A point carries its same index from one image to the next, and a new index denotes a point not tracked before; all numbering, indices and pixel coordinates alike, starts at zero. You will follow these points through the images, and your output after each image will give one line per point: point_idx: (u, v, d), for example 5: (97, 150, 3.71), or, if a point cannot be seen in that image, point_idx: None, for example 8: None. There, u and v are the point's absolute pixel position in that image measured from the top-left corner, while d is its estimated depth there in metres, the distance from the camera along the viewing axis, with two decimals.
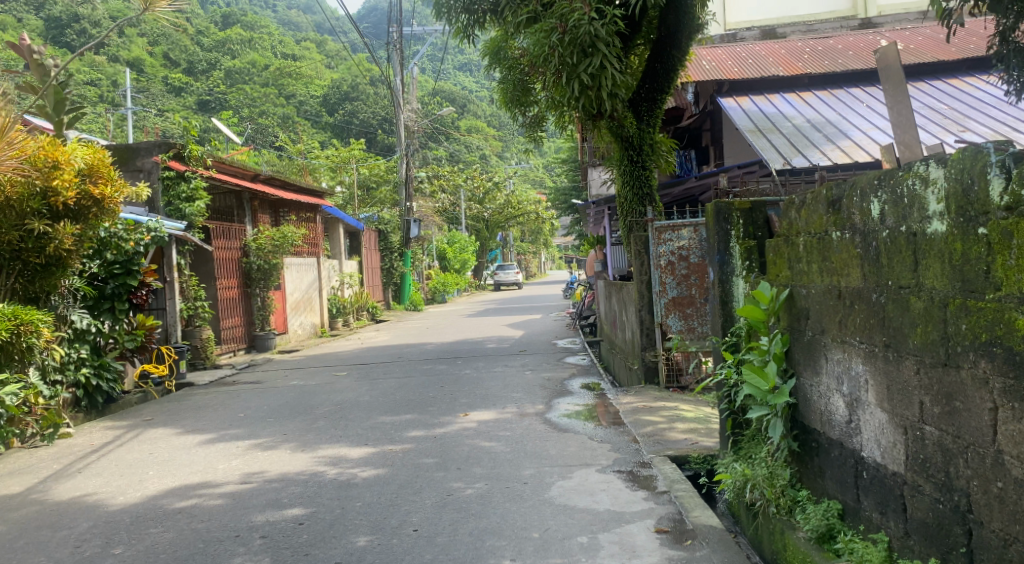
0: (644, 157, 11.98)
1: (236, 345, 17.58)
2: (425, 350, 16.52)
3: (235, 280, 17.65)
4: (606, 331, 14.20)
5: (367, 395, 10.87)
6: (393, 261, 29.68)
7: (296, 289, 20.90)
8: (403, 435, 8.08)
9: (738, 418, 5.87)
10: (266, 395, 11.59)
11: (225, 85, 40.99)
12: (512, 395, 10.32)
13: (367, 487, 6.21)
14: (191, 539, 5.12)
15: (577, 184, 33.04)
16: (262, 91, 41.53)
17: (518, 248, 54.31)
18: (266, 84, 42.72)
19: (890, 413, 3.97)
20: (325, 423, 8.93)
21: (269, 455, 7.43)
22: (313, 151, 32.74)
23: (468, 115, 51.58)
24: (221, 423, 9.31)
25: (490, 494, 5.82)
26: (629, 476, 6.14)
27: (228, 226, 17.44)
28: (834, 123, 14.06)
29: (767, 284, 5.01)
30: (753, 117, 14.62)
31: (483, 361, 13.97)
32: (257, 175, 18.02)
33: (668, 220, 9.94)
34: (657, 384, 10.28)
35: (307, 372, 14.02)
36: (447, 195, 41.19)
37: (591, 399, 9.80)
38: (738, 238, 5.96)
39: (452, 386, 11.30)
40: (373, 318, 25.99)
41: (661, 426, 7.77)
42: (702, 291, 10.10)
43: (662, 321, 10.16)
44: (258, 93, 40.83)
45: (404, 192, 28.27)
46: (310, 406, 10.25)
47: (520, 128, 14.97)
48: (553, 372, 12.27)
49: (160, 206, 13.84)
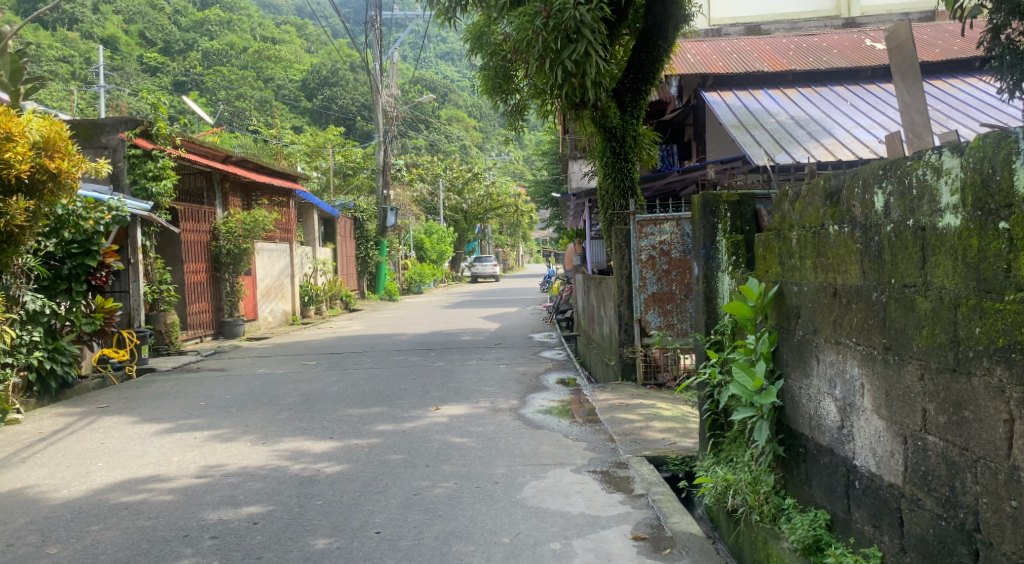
0: (627, 149, 11.70)
1: (202, 331, 17.22)
2: (398, 340, 16.22)
3: (202, 264, 17.31)
4: (584, 324, 13.89)
5: (335, 386, 10.57)
6: (369, 250, 29.34)
7: (267, 275, 20.53)
8: (370, 428, 7.79)
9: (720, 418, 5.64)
10: (231, 384, 11.27)
11: (202, 68, 40.50)
12: (486, 389, 10.04)
13: (329, 484, 5.92)
14: (136, 538, 4.82)
15: (557, 176, 32.77)
16: (240, 73, 41.06)
17: (496, 240, 54.00)
18: (244, 68, 42.25)
19: (888, 420, 3.73)
20: (289, 414, 8.63)
21: (228, 448, 7.13)
22: (289, 136, 32.35)
23: (449, 104, 51.24)
24: (181, 412, 8.99)
25: (458, 494, 5.54)
26: (605, 477, 5.86)
27: (197, 208, 17.06)
28: (818, 120, 13.87)
29: (756, 280, 4.76)
30: (737, 112, 14.39)
31: (457, 354, 13.69)
32: (229, 157, 17.63)
33: (650, 213, 9.66)
34: (635, 380, 10.05)
35: (276, 361, 13.69)
36: (426, 185, 40.84)
37: (567, 395, 9.54)
38: (725, 232, 5.73)
39: (423, 378, 11.02)
40: (347, 307, 25.65)
41: (638, 425, 7.51)
42: (682, 287, 9.86)
43: (641, 317, 9.91)
44: (236, 76, 40.34)
45: (381, 179, 27.93)
46: (275, 396, 9.95)
47: (502, 116, 14.69)
48: (528, 366, 12.01)
49: (126, 184, 13.80)
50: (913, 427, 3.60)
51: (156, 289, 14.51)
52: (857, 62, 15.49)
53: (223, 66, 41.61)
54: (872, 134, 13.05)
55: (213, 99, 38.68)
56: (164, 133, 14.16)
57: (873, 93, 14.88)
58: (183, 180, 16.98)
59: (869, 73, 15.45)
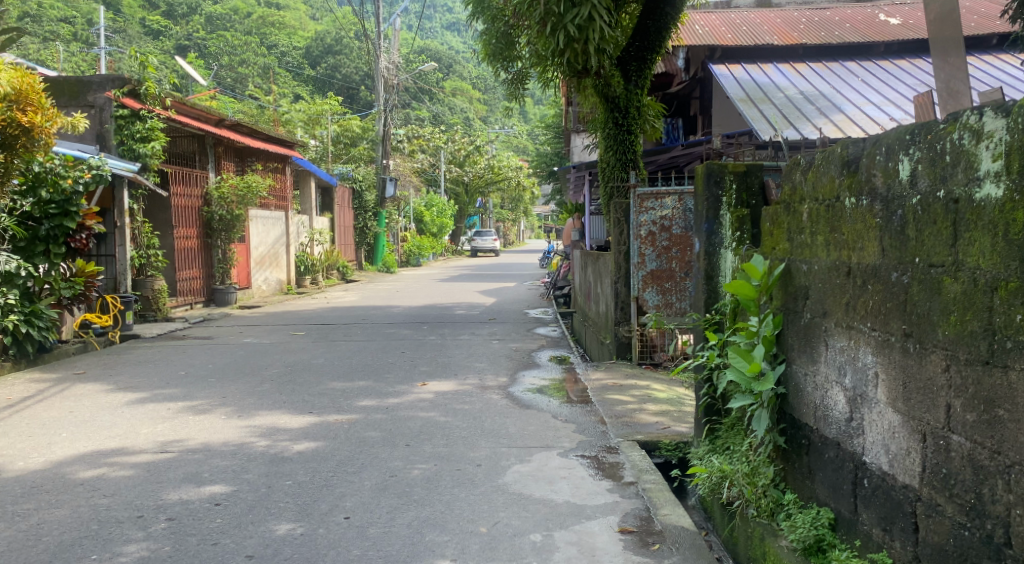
0: (629, 120, 11.49)
1: (193, 298, 16.92)
2: (391, 312, 15.88)
3: (194, 229, 16.99)
4: (580, 300, 13.58)
5: (320, 358, 10.24)
6: (367, 220, 28.93)
7: (261, 243, 20.18)
8: (351, 404, 7.46)
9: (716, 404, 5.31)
10: (215, 352, 10.94)
11: (204, 32, 40.04)
12: (476, 365, 9.71)
13: (301, 463, 5.60)
14: (85, 519, 4.51)
15: (559, 151, 32.29)
16: (242, 39, 40.59)
17: (498, 214, 53.51)
18: (247, 34, 41.78)
19: (904, 415, 3.38)
20: (269, 386, 8.30)
21: (200, 422, 6.80)
22: (289, 103, 31.92)
23: (453, 76, 50.66)
24: (158, 381, 8.67)
25: (437, 476, 5.21)
26: (593, 463, 5.52)
27: (188, 172, 16.71)
28: (828, 96, 13.48)
29: (761, 257, 4.39)
30: (745, 86, 14.01)
31: (450, 328, 13.35)
32: (222, 120, 17.27)
33: (651, 187, 9.29)
34: (630, 360, 9.75)
35: (264, 330, 13.35)
36: (427, 156, 40.35)
37: (559, 373, 9.21)
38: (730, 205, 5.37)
39: (412, 353, 10.68)
40: (344, 278, 25.31)
41: (631, 407, 7.17)
42: (682, 265, 9.50)
43: (638, 295, 9.57)
44: (239, 42, 39.86)
45: (380, 148, 27.50)
46: (258, 366, 9.65)
47: (503, 85, 14.31)
48: (521, 342, 11.67)
49: (114, 146, 13.62)
50: (935, 424, 3.25)
51: (143, 253, 14.20)
52: (871, 37, 15.08)
53: (226, 31, 41.11)
54: (883, 111, 12.63)
55: (215, 65, 38.26)
56: (153, 93, 14.00)
57: (886, 69, 14.46)
58: (173, 142, 16.60)
59: (882, 49, 15.05)
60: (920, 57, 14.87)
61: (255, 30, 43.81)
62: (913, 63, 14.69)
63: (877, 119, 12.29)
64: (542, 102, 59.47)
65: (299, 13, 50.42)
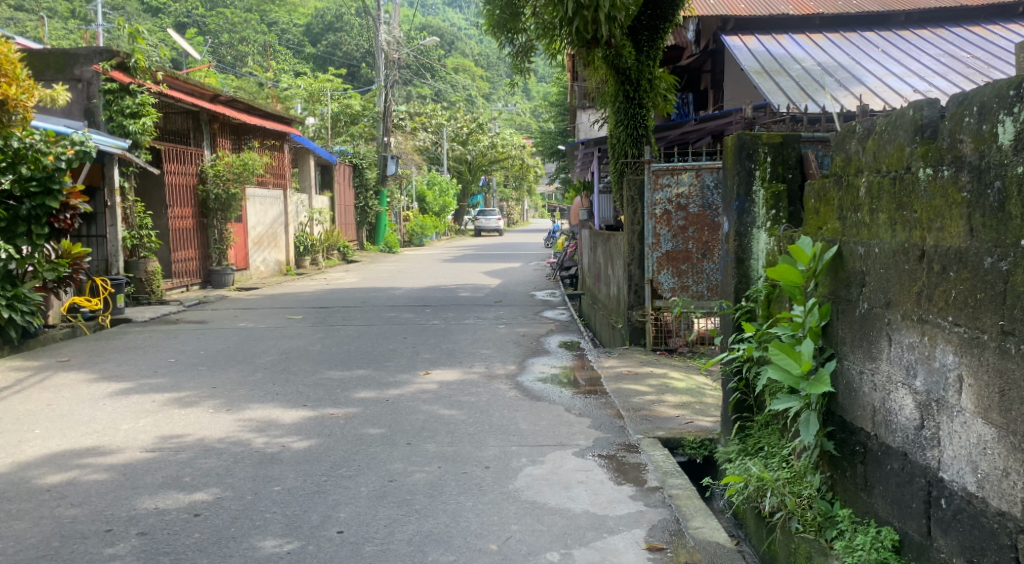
0: (641, 94, 11.05)
1: (189, 280, 16.46)
2: (392, 294, 15.37)
3: (190, 209, 16.50)
4: (587, 282, 13.41)
5: (317, 344, 9.74)
6: (368, 200, 28.32)
7: (259, 223, 19.65)
8: (349, 396, 6.96)
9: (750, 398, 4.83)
10: (208, 338, 10.44)
11: (204, 9, 39.50)
12: (481, 351, 9.21)
13: (293, 464, 5.11)
14: (46, 533, 4.04)
15: (564, 128, 31.68)
16: (242, 16, 39.93)
17: (501, 194, 52.82)
18: (247, 12, 41.16)
19: (999, 427, 2.90)
20: (262, 376, 7.81)
21: (186, 416, 6.31)
22: (288, 79, 31.37)
23: (456, 53, 49.93)
24: (146, 370, 8.18)
25: (440, 482, 4.72)
26: (611, 464, 5.02)
27: (183, 149, 16.19)
28: (847, 67, 12.95)
29: (808, 239, 3.88)
30: (760, 58, 13.51)
31: (453, 311, 12.84)
32: (217, 96, 16.77)
33: (668, 162, 8.82)
34: (643, 346, 9.26)
35: (260, 313, 12.85)
36: (429, 134, 39.68)
37: (569, 361, 8.72)
38: (763, 179, 4.91)
39: (414, 338, 10.18)
40: (345, 258, 24.79)
41: (649, 399, 6.66)
42: (699, 246, 8.99)
43: (653, 278, 9.09)
44: (238, 19, 39.19)
45: (381, 125, 26.93)
46: (252, 353, 9.15)
47: (507, 59, 13.79)
48: (529, 326, 11.17)
49: (102, 121, 13.40)
50: None
51: (135, 234, 13.72)
52: (890, 7, 14.56)
53: (225, 9, 40.50)
54: (906, 83, 12.08)
55: (215, 43, 37.71)
56: (142, 67, 13.66)
57: (907, 40, 13.91)
58: (166, 118, 16.13)
59: (900, 20, 14.57)
60: (941, 26, 14.32)
61: (255, 7, 43.21)
62: (934, 32, 14.15)
63: (899, 91, 11.75)
64: (545, 79, 58.74)
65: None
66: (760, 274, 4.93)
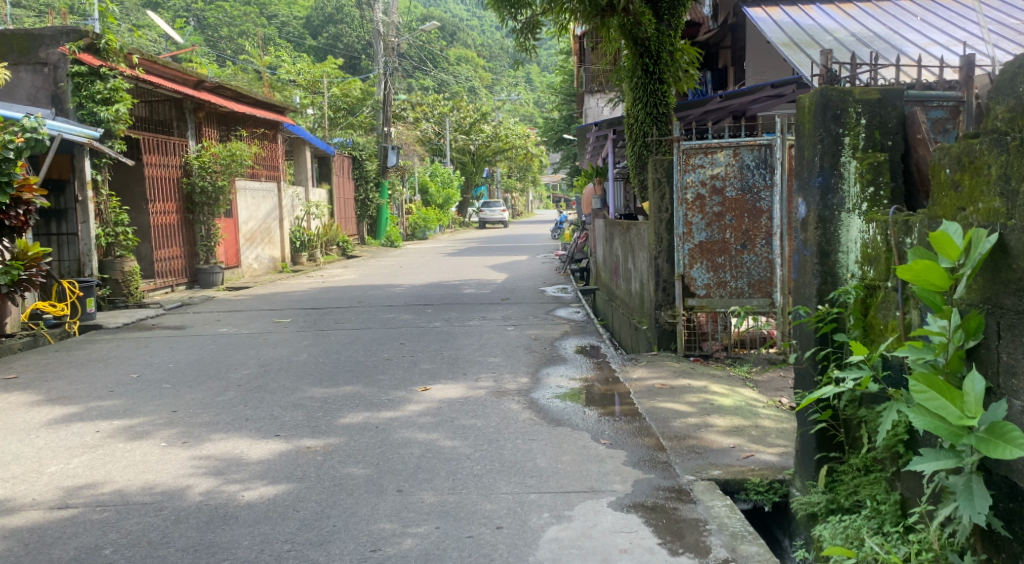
0: (660, 67, 10.36)
1: (174, 280, 15.33)
2: (390, 293, 14.23)
3: (173, 203, 15.37)
4: (601, 276, 12.32)
5: (303, 353, 8.60)
6: (369, 192, 27.14)
7: (251, 218, 18.52)
8: (332, 421, 5.82)
9: (839, 437, 3.90)
10: (184, 346, 9.29)
11: (203, 4, 38.46)
12: (489, 360, 8.08)
13: (250, 523, 4.00)
14: None
15: (568, 114, 30.44)
16: (241, 10, 38.80)
17: (505, 184, 51.61)
18: (247, 6, 40.02)
19: None
20: (234, 395, 6.68)
21: (131, 450, 5.17)
22: (284, 67, 30.21)
23: (458, 44, 48.77)
24: (101, 387, 7.03)
25: (439, 553, 3.63)
26: (660, 522, 3.90)
27: (163, 139, 15.03)
28: (884, 36, 11.96)
29: (953, 225, 3.02)
30: (787, 29, 12.59)
31: (457, 311, 11.69)
32: (201, 82, 15.74)
33: (699, 141, 7.84)
34: (674, 351, 8.23)
35: (246, 316, 11.71)
36: (431, 124, 38.47)
37: (590, 370, 7.59)
38: (855, 148, 3.86)
39: (414, 345, 9.03)
40: (344, 254, 23.63)
41: (692, 424, 5.53)
42: (738, 235, 8.00)
43: (684, 273, 8.10)
44: (237, 12, 38.01)
45: (381, 114, 25.79)
46: (229, 365, 8.00)
47: (509, 34, 12.88)
48: (541, 328, 10.03)
49: (70, 108, 12.33)
50: None
51: (110, 231, 12.56)
52: None
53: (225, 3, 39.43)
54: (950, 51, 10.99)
55: (216, 36, 36.63)
56: (114, 49, 12.70)
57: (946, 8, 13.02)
58: (149, 107, 14.90)
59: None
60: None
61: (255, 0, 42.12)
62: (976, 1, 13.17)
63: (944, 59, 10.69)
64: (547, 69, 57.59)
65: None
66: (852, 269, 3.89)
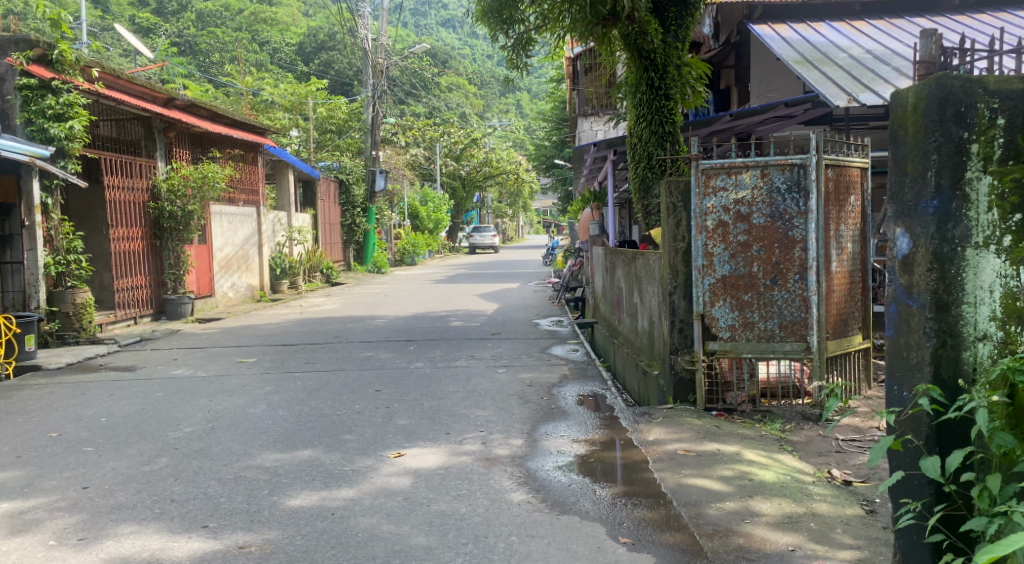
0: (667, 83, 9.44)
1: (138, 311, 14.08)
2: (371, 326, 13.07)
3: (138, 229, 14.17)
4: (601, 309, 11.22)
5: (261, 404, 7.44)
6: (355, 217, 25.97)
7: (226, 244, 17.36)
8: (278, 504, 4.71)
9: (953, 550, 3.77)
10: (128, 391, 8.10)
11: (193, 29, 37.52)
12: (478, 412, 6.95)
13: None
14: None
15: (562, 139, 29.37)
16: (233, 36, 37.90)
17: (497, 209, 50.51)
18: (238, 31, 39.12)
19: None
20: (168, 461, 5.55)
21: (8, 553, 4.17)
22: (266, 88, 29.12)
23: (451, 71, 47.84)
24: (9, 451, 5.87)
25: None
26: None
27: (128, 160, 13.90)
28: (902, 55, 11.76)
29: None
30: (798, 46, 12.25)
31: (443, 348, 10.54)
32: (172, 99, 14.60)
33: (721, 159, 6.84)
34: (692, 404, 7.16)
35: (208, 354, 10.51)
36: (422, 149, 37.43)
37: (596, 428, 6.48)
38: (982, 172, 3.79)
39: (392, 392, 7.87)
40: (327, 281, 22.44)
41: (730, 516, 4.47)
42: (767, 269, 6.91)
43: (704, 312, 7.00)
44: (229, 38, 37.11)
45: (369, 138, 24.72)
46: (172, 419, 6.83)
47: (500, 51, 11.85)
48: (538, 370, 8.93)
49: (18, 125, 11.09)
50: None
51: (60, 259, 11.29)
52: None
53: (216, 29, 38.49)
54: None
55: (206, 61, 35.75)
56: (69, 60, 11.38)
57: (967, 24, 12.66)
58: (116, 126, 14.04)
59: (951, 5, 13.45)
60: (992, 11, 13.20)
61: (246, 25, 41.09)
62: (995, 16, 12.93)
63: None
64: (540, 94, 56.78)
65: (293, 11, 48.10)
66: (978, 314, 3.80)
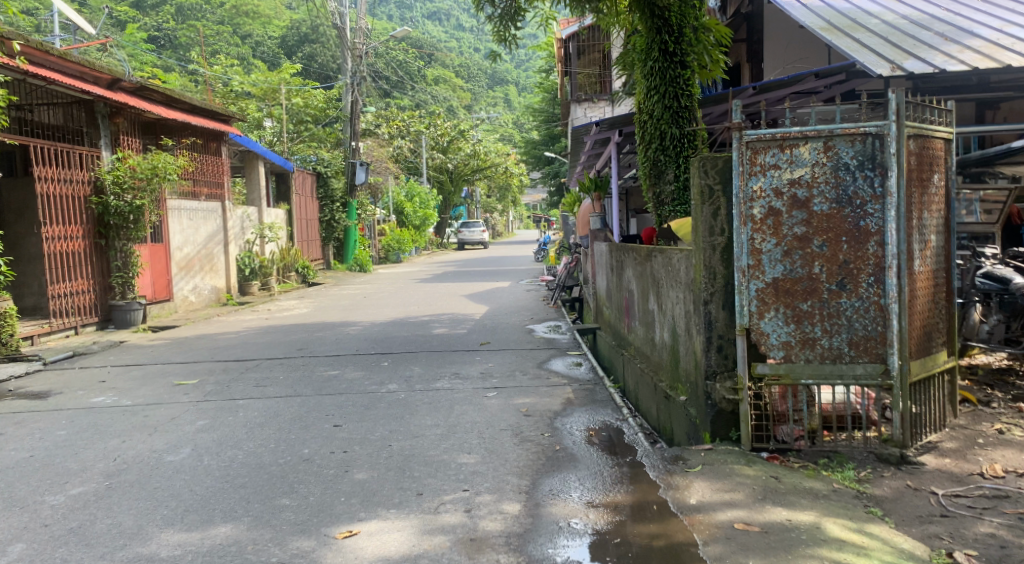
0: (683, 48, 7.83)
1: (80, 320, 12.43)
2: (343, 335, 11.41)
3: (79, 226, 12.47)
4: (604, 313, 9.68)
5: (183, 447, 5.84)
6: (335, 212, 24.22)
7: (186, 243, 15.70)
8: None
9: None
10: (25, 429, 6.47)
11: (173, 22, 35.71)
12: (458, 458, 5.35)
13: None
14: None
15: (554, 130, 27.62)
16: (214, 28, 36.06)
17: (485, 204, 48.73)
18: (217, 25, 37.35)
19: None
20: (25, 549, 4.18)
21: None
22: (239, 77, 27.29)
23: (436, 63, 46.05)
24: None
25: None
26: None
27: (64, 150, 12.19)
28: (943, 20, 10.19)
29: None
30: (822, 13, 10.64)
31: (421, 364, 8.90)
32: (118, 80, 12.88)
33: (772, 129, 5.28)
34: (735, 443, 5.58)
35: (144, 373, 8.88)
36: (407, 142, 35.69)
37: (616, 482, 4.92)
38: None
39: (353, 428, 6.24)
40: (304, 281, 20.69)
41: None
42: (832, 270, 5.34)
43: (750, 325, 5.43)
44: (208, 31, 35.26)
45: (348, 129, 22.95)
46: (59, 474, 5.24)
47: (484, 23, 10.18)
48: (535, 394, 7.31)
49: None
50: None
51: None
52: None
53: (196, 22, 36.51)
54: None
55: (185, 56, 33.94)
56: None
57: None
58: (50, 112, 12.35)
59: None
60: None
61: (227, 17, 39.15)
62: None
63: None
64: (527, 88, 55.04)
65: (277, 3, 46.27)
66: None
